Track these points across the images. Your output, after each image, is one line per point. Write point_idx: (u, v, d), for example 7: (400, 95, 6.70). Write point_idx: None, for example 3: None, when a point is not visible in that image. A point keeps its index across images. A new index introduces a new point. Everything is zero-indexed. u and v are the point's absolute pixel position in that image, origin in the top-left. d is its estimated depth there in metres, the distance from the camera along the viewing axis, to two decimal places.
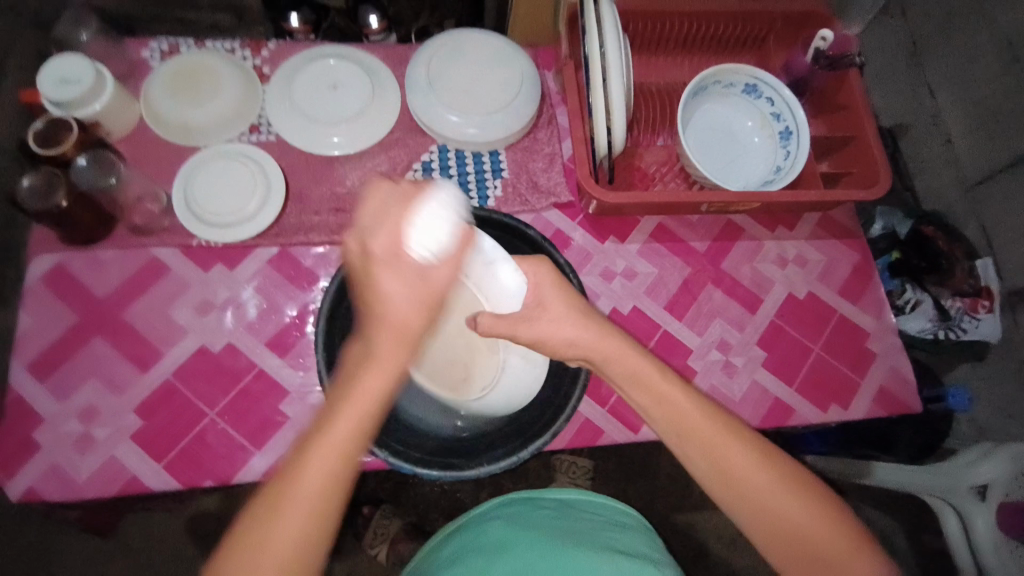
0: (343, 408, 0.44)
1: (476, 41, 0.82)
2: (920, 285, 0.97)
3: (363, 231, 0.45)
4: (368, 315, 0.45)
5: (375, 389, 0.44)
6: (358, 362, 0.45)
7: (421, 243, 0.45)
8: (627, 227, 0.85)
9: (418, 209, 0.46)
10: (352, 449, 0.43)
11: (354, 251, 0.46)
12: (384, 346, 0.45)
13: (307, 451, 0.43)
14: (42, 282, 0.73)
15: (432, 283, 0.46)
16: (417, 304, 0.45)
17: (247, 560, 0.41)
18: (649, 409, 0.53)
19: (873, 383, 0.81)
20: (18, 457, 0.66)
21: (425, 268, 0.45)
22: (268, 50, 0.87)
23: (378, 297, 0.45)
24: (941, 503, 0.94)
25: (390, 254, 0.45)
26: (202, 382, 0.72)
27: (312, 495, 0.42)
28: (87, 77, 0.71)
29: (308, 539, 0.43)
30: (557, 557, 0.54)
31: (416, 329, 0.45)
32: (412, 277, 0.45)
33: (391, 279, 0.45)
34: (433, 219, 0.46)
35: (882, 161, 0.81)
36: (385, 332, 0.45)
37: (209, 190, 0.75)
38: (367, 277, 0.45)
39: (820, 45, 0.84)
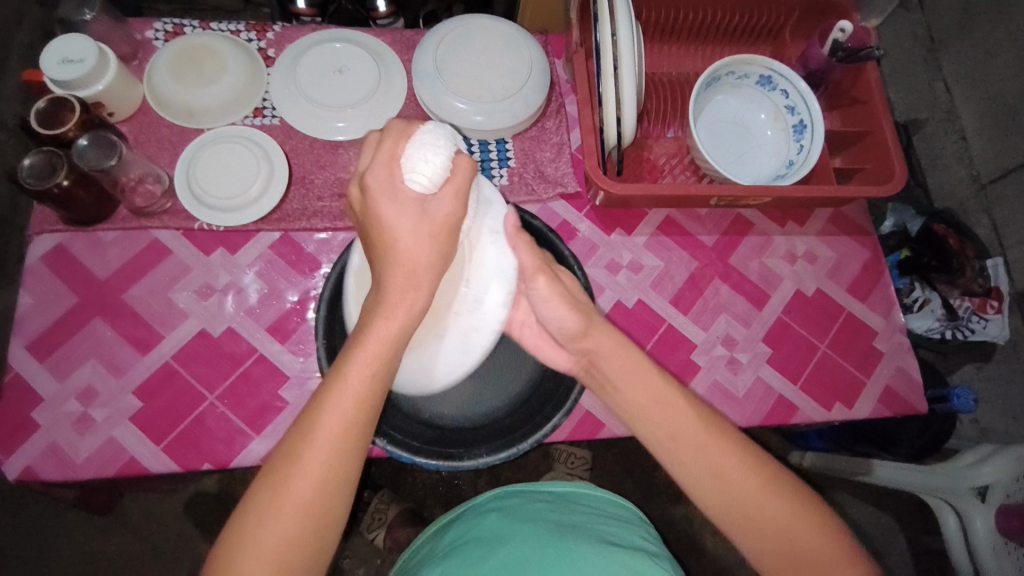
0: (357, 353, 0.44)
1: (485, 28, 0.80)
2: (929, 284, 0.94)
3: (363, 170, 0.47)
4: (376, 257, 0.47)
5: (383, 334, 0.45)
6: (369, 311, 0.46)
7: (415, 172, 0.45)
8: (634, 219, 0.84)
9: (412, 140, 0.46)
10: (367, 391, 0.44)
11: (358, 194, 0.47)
12: (395, 291, 0.46)
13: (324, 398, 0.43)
14: (43, 261, 0.73)
15: (434, 215, 0.46)
16: (423, 239, 0.46)
17: (265, 508, 0.41)
18: (643, 407, 0.53)
19: (878, 383, 0.80)
20: (17, 436, 0.66)
21: (424, 198, 0.46)
22: (273, 32, 0.85)
23: (385, 232, 0.46)
24: (941, 502, 0.93)
25: (386, 186, 0.45)
26: (202, 365, 0.71)
27: (334, 443, 0.43)
28: (90, 56, 0.70)
29: (324, 488, 0.42)
30: (551, 545, 0.54)
31: (425, 264, 0.46)
32: (411, 209, 0.45)
33: (395, 209, 0.45)
34: (430, 150, 0.46)
35: (897, 157, 0.79)
36: (393, 275, 0.46)
37: (211, 173, 0.74)
38: (373, 215, 0.46)
39: (838, 37, 0.80)
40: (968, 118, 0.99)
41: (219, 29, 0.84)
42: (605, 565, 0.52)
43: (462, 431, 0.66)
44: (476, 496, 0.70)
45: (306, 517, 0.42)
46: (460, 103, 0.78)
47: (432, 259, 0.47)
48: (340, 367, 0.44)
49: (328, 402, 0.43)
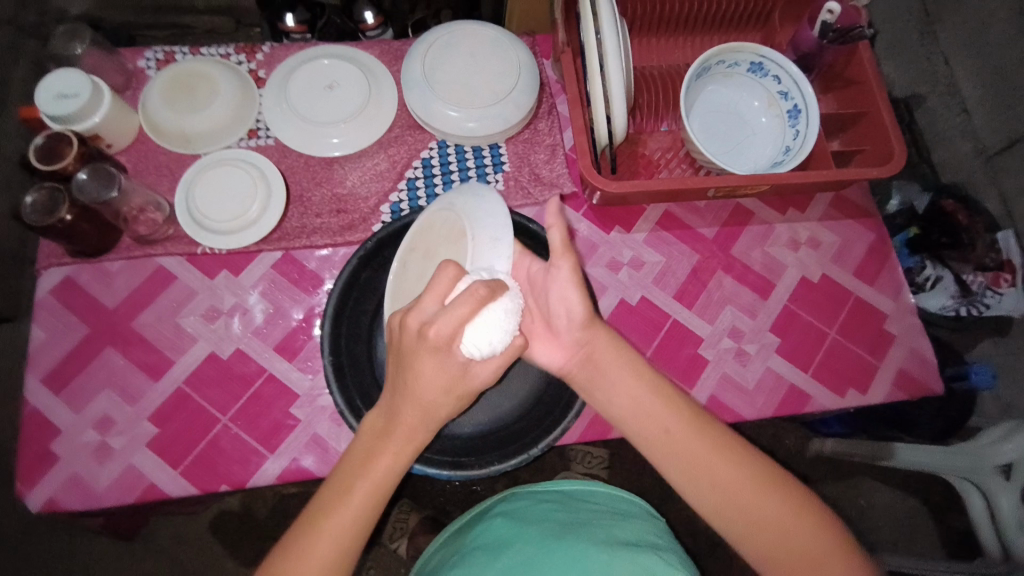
0: (377, 458, 0.48)
1: (471, 34, 0.80)
2: (941, 261, 0.93)
3: (426, 315, 0.46)
4: (400, 389, 0.49)
5: (390, 462, 0.48)
6: (382, 429, 0.49)
7: (474, 341, 0.46)
8: (633, 216, 0.83)
9: (484, 313, 0.46)
10: (369, 512, 0.48)
11: (411, 330, 0.46)
12: (408, 427, 0.48)
13: (324, 521, 0.47)
14: (53, 295, 0.74)
15: (470, 379, 0.48)
16: (448, 395, 0.48)
17: None
18: (637, 413, 0.53)
19: (892, 367, 0.79)
20: (37, 469, 0.67)
21: (468, 364, 0.47)
22: (263, 53, 0.86)
23: (416, 382, 0.47)
24: (965, 481, 0.90)
25: (443, 342, 0.46)
26: (213, 388, 0.72)
27: (329, 562, 0.46)
28: (85, 89, 0.71)
29: None
30: (551, 544, 0.55)
31: (441, 414, 0.48)
32: (452, 367, 0.47)
33: (434, 368, 0.47)
34: (496, 326, 0.46)
35: (896, 136, 0.77)
36: (409, 411, 0.48)
37: (212, 197, 0.75)
38: (413, 360, 0.47)
39: (827, 18, 0.80)
40: (969, 90, 0.97)
41: (209, 54, 0.85)
42: (608, 558, 0.52)
43: (472, 440, 0.66)
44: (485, 502, 0.70)
45: None
46: (452, 111, 0.78)
47: (447, 412, 0.49)
48: (344, 492, 0.47)
49: (328, 527, 0.47)
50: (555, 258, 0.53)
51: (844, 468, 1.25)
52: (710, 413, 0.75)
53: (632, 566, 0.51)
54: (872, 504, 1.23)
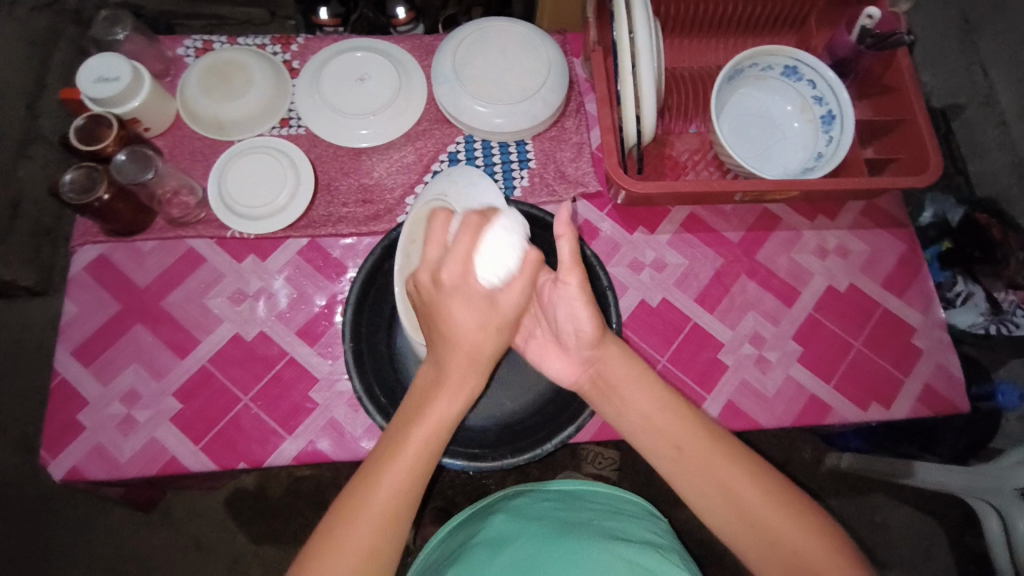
0: (432, 404, 0.48)
1: (503, 30, 0.81)
2: (972, 277, 0.91)
3: (433, 263, 0.49)
4: (439, 338, 0.49)
5: (445, 408, 0.48)
6: (431, 381, 0.49)
7: (488, 269, 0.48)
8: (657, 217, 0.83)
9: (485, 240, 0.49)
10: (426, 460, 0.48)
11: (425, 283, 0.48)
12: (455, 370, 0.49)
13: (378, 471, 0.47)
14: (87, 271, 0.77)
15: (501, 310, 0.49)
16: (486, 330, 0.49)
17: (326, 555, 0.45)
18: (652, 417, 0.53)
19: (918, 381, 0.77)
20: (64, 438, 0.70)
21: (492, 295, 0.49)
22: (298, 44, 0.88)
23: (450, 326, 0.48)
24: (984, 503, 0.87)
25: (458, 280, 0.48)
26: (236, 368, 0.74)
27: (388, 510, 0.46)
28: (126, 74, 0.74)
29: (376, 550, 0.46)
30: (555, 542, 0.55)
31: (487, 351, 0.49)
32: (480, 302, 0.49)
33: (465, 309, 0.48)
34: (501, 249, 0.49)
35: (932, 146, 0.75)
36: (455, 357, 0.49)
37: (243, 183, 0.77)
38: (439, 306, 0.48)
39: (865, 23, 0.78)
40: (1009, 103, 0.94)
41: (246, 43, 0.87)
42: (612, 557, 0.51)
43: (485, 432, 0.66)
44: (490, 497, 0.70)
45: (368, 556, 0.45)
46: (480, 106, 0.78)
47: (493, 347, 0.50)
48: (397, 442, 0.48)
49: (385, 476, 0.47)
50: (564, 272, 0.52)
51: (862, 485, 1.22)
52: (727, 419, 0.74)
53: (636, 566, 0.51)
54: (890, 523, 1.20)
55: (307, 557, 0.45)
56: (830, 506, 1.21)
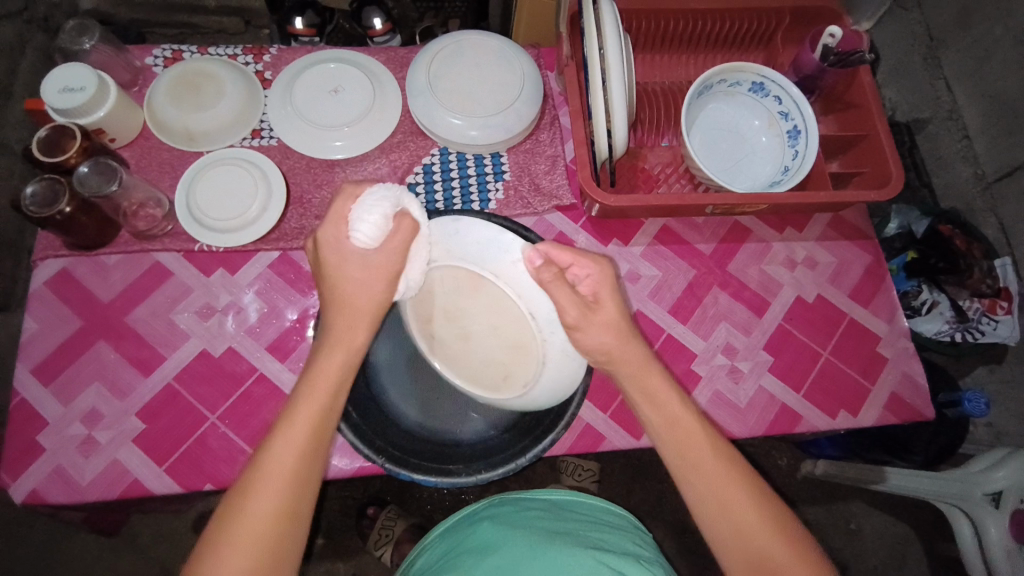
0: (324, 355, 0.52)
1: (476, 44, 0.82)
2: (937, 286, 0.94)
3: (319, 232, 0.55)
4: (326, 302, 0.55)
5: (335, 358, 0.52)
6: (321, 339, 0.54)
7: (361, 231, 0.53)
8: (630, 229, 0.83)
9: (360, 203, 0.54)
10: (323, 405, 0.50)
11: (315, 251, 0.56)
12: (342, 323, 0.54)
13: (273, 437, 0.48)
14: (48, 286, 0.74)
15: (376, 264, 0.54)
16: (370, 283, 0.54)
17: (240, 509, 0.46)
18: (648, 407, 0.56)
19: (884, 390, 0.79)
20: (22, 460, 0.67)
21: (366, 254, 0.54)
22: (270, 55, 0.87)
23: (334, 284, 0.54)
24: (953, 506, 0.90)
25: (337, 244, 0.54)
26: (203, 386, 0.72)
27: (294, 455, 0.48)
28: (91, 84, 0.72)
29: (288, 498, 0.47)
30: (535, 553, 0.54)
31: (373, 305, 0.54)
32: (357, 262, 0.54)
33: (345, 266, 0.53)
34: (373, 209, 0.53)
35: (893, 160, 0.78)
36: (342, 313, 0.54)
37: (211, 196, 0.75)
38: (327, 269, 0.54)
39: (828, 41, 0.81)
40: (971, 117, 0.98)
41: (217, 53, 0.86)
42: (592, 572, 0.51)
43: (460, 447, 0.66)
44: (469, 506, 0.69)
45: (281, 503, 0.47)
46: (454, 119, 0.79)
47: (378, 299, 0.54)
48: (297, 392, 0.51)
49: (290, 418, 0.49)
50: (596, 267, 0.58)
51: (837, 491, 1.25)
52: None
53: None
54: (863, 529, 1.22)
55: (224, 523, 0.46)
56: (805, 514, 1.23)
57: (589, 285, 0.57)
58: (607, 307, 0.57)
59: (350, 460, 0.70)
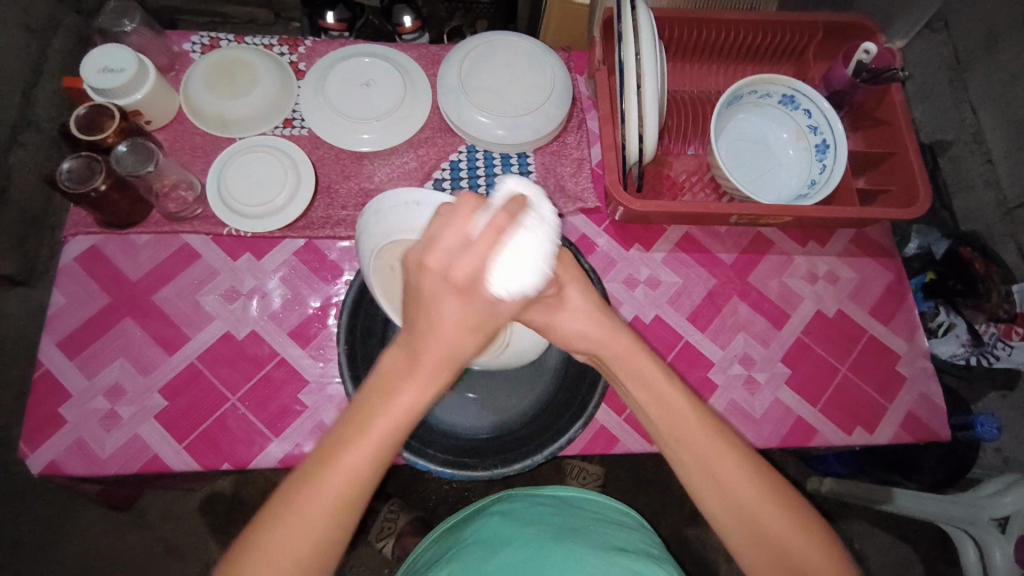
0: (396, 394, 0.42)
1: (509, 44, 0.82)
2: (954, 308, 0.93)
3: (445, 254, 0.40)
4: (417, 327, 0.42)
5: (407, 404, 0.42)
6: (394, 371, 0.43)
7: (505, 282, 0.41)
8: (652, 235, 0.84)
9: (507, 247, 0.41)
10: (383, 463, 0.42)
11: (429, 271, 0.41)
12: (427, 365, 0.42)
13: (326, 471, 0.41)
14: (77, 261, 0.76)
15: (496, 316, 0.43)
16: (470, 332, 0.43)
17: (268, 552, 0.40)
18: (649, 411, 0.51)
19: (901, 408, 0.78)
20: (45, 429, 0.68)
21: (496, 304, 0.42)
22: (305, 46, 0.88)
23: (435, 317, 0.42)
24: (961, 531, 0.89)
25: (470, 284, 0.41)
26: (225, 367, 0.73)
27: (337, 509, 0.41)
28: (131, 67, 0.73)
29: (321, 552, 0.41)
30: (549, 548, 0.54)
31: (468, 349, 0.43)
32: (478, 304, 0.42)
33: (461, 311, 0.41)
34: (523, 260, 0.42)
35: (922, 179, 0.78)
36: (429, 350, 0.42)
37: (242, 182, 0.77)
38: (435, 300, 0.41)
39: (862, 58, 0.80)
40: (996, 141, 0.97)
41: (253, 43, 0.87)
42: (604, 567, 0.51)
43: (475, 441, 0.66)
44: (480, 501, 0.69)
45: (311, 554, 0.41)
46: (484, 117, 0.79)
47: (473, 343, 0.43)
48: (354, 433, 0.41)
49: (339, 466, 0.41)
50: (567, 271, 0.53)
51: (843, 510, 1.24)
52: None
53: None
54: (868, 550, 1.22)
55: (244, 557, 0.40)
56: None
57: None
58: (571, 302, 0.52)
59: None
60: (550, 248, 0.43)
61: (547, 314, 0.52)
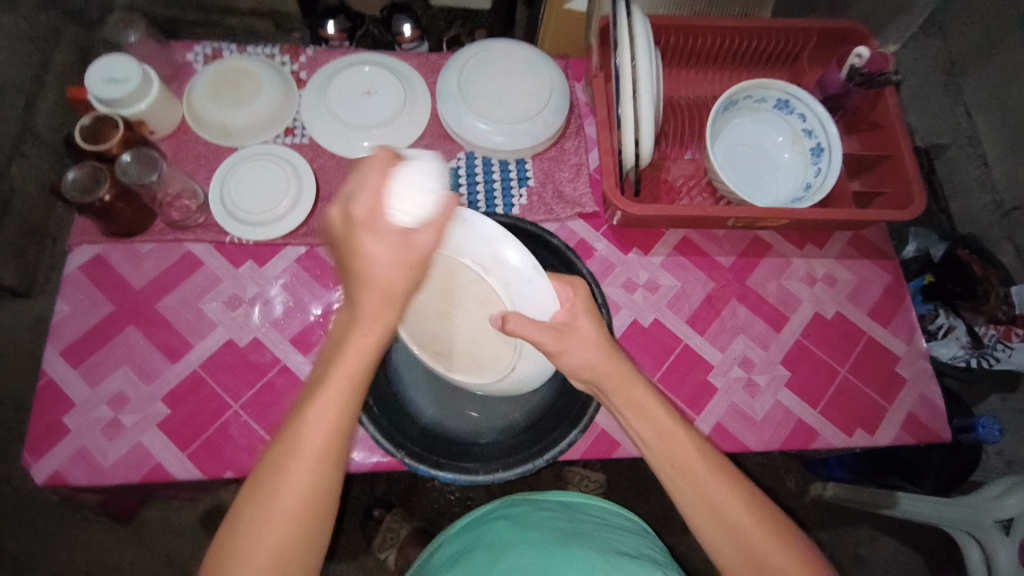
0: (352, 339, 0.45)
1: (507, 52, 0.84)
2: (953, 311, 0.94)
3: (344, 197, 0.44)
4: (351, 276, 0.45)
5: (363, 346, 0.45)
6: (346, 324, 0.46)
7: (401, 210, 0.44)
8: (650, 239, 0.84)
9: (397, 178, 0.44)
10: (349, 404, 0.44)
11: (339, 220, 0.45)
12: (369, 308, 0.45)
13: (301, 422, 0.43)
14: (82, 270, 0.76)
15: (417, 249, 0.45)
16: (400, 268, 0.45)
17: (259, 510, 0.42)
18: (645, 435, 0.52)
19: (901, 410, 0.78)
20: (48, 440, 0.69)
21: (408, 234, 0.44)
22: (306, 56, 0.89)
23: (362, 262, 0.44)
24: (965, 533, 0.89)
25: (370, 217, 0.43)
26: (227, 374, 0.74)
27: (318, 453, 0.43)
28: (134, 78, 0.74)
29: (310, 500, 0.43)
30: (552, 553, 0.54)
31: (403, 289, 0.45)
32: (392, 239, 0.44)
33: (378, 252, 0.44)
34: (416, 189, 0.44)
35: (917, 182, 0.79)
36: (370, 295, 0.45)
37: (244, 191, 0.78)
38: (352, 243, 0.44)
39: (854, 62, 0.81)
40: (992, 143, 0.98)
41: (255, 53, 0.88)
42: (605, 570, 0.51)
43: (476, 447, 0.66)
44: (483, 506, 0.69)
45: (301, 504, 0.42)
46: (483, 124, 0.81)
47: (407, 282, 0.45)
48: (320, 380, 0.44)
49: (309, 412, 0.43)
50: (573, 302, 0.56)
51: (845, 514, 1.24)
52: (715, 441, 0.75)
53: None
54: (872, 554, 1.21)
55: (240, 522, 0.42)
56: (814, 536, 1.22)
57: (562, 308, 0.55)
58: (582, 329, 0.54)
59: (368, 453, 0.70)
60: (442, 181, 0.46)
61: (558, 341, 0.53)
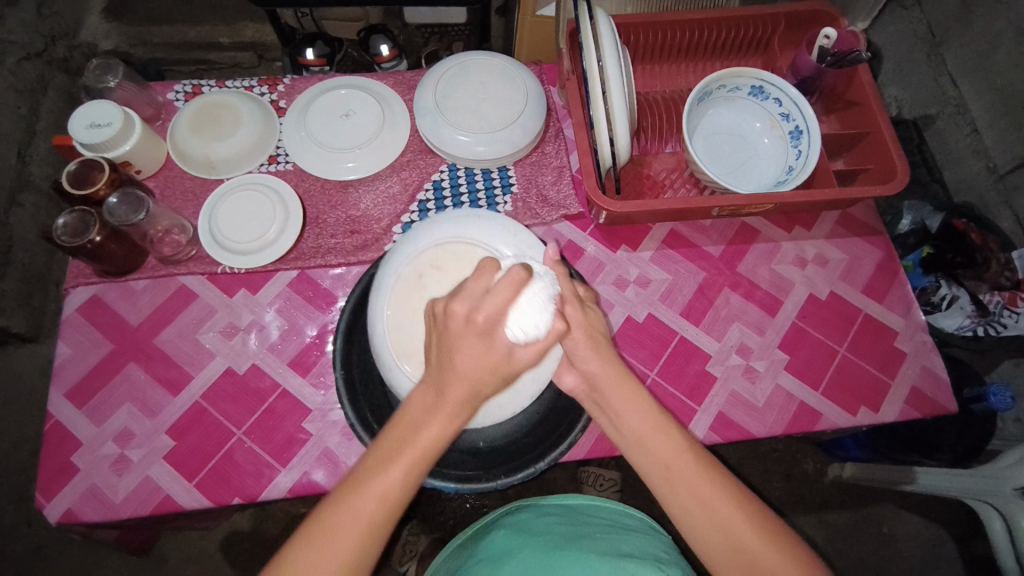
0: (425, 427, 0.46)
1: (479, 63, 0.85)
2: (955, 281, 0.94)
3: (467, 300, 0.47)
4: (441, 367, 0.47)
5: (433, 436, 0.46)
6: (424, 409, 0.47)
7: (517, 326, 0.47)
8: (638, 235, 0.85)
9: (522, 300, 0.48)
10: (405, 486, 0.46)
11: (448, 312, 0.47)
12: (452, 400, 0.46)
13: (358, 492, 0.45)
14: (80, 312, 0.78)
15: (515, 362, 0.47)
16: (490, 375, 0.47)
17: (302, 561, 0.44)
18: (619, 413, 0.54)
19: (905, 384, 0.78)
20: (57, 481, 0.69)
21: (513, 349, 0.47)
22: (285, 84, 0.91)
23: (456, 360, 0.46)
24: (986, 504, 0.87)
25: (486, 328, 0.46)
26: (228, 403, 0.74)
27: (367, 523, 0.45)
28: (117, 120, 0.76)
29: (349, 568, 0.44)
30: (556, 558, 0.54)
31: (487, 392, 0.48)
32: (497, 351, 0.47)
33: (478, 357, 0.46)
34: (533, 311, 0.48)
35: (898, 153, 0.79)
36: (455, 386, 0.46)
37: (232, 220, 0.79)
38: (454, 343, 0.46)
39: (824, 43, 0.82)
40: (979, 111, 0.97)
41: (234, 86, 0.90)
42: (604, 569, 0.51)
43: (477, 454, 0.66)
44: (488, 514, 0.70)
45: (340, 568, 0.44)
46: (462, 135, 0.81)
47: (492, 389, 0.48)
48: (387, 458, 0.46)
49: (368, 486, 0.45)
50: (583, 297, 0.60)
51: (865, 496, 1.23)
52: (719, 431, 0.75)
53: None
54: (896, 533, 1.20)
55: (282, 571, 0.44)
56: (832, 517, 1.21)
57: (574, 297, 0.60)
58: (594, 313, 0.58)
59: None
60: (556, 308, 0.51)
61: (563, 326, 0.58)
